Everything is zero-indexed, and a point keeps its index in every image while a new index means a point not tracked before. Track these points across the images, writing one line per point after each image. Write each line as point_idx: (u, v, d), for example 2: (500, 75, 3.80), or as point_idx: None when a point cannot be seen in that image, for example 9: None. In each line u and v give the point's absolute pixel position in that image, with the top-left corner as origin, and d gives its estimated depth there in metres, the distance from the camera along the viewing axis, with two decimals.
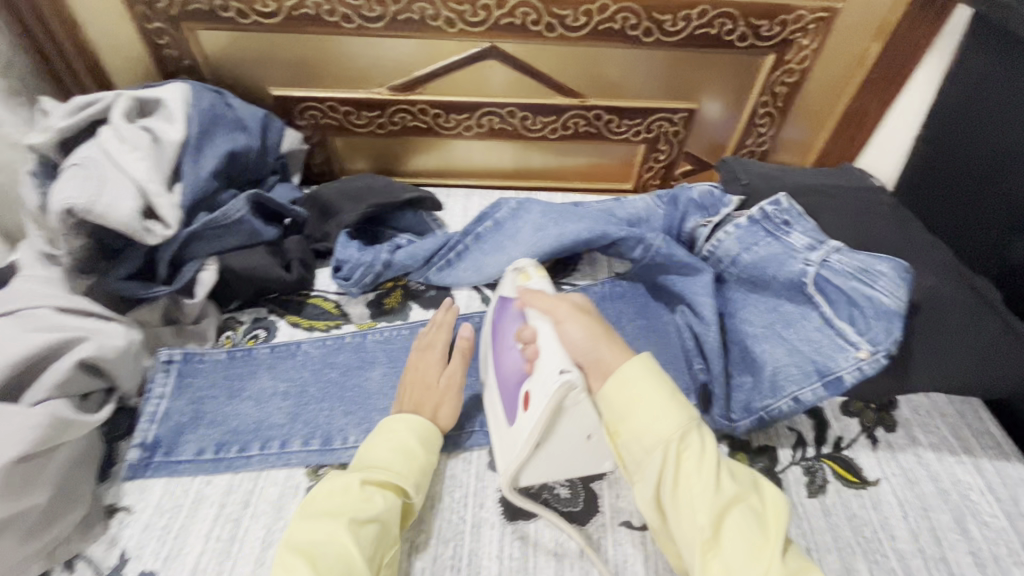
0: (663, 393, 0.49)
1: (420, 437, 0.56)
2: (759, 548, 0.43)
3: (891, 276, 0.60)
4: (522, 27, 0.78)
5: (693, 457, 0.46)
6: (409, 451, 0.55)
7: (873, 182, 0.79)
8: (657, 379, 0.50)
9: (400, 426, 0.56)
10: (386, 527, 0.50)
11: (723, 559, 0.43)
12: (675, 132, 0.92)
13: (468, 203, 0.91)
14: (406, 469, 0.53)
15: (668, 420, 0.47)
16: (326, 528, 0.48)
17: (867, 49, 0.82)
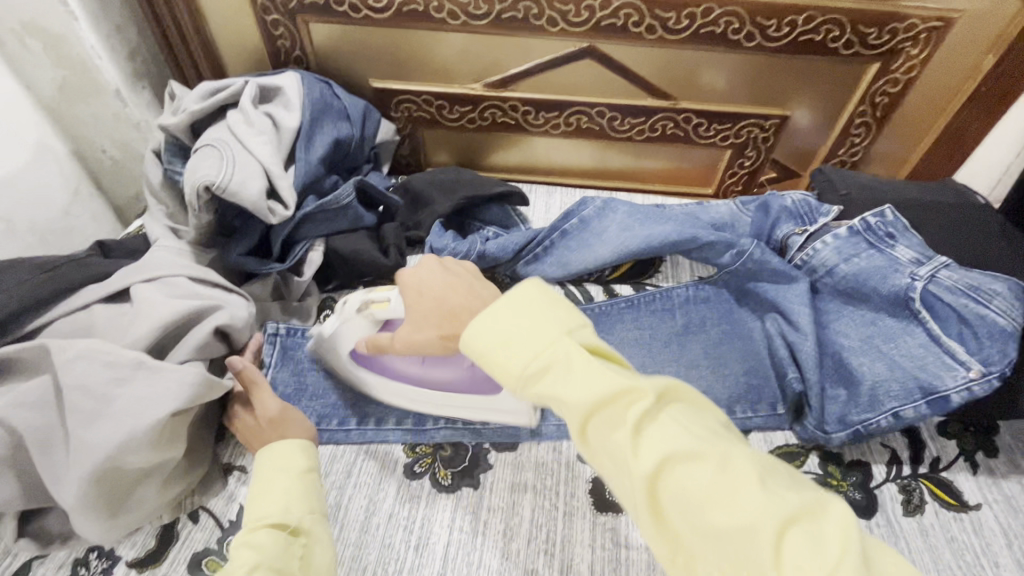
0: (513, 322, 0.43)
1: (275, 462, 0.52)
2: (626, 449, 0.38)
3: (1007, 294, 0.58)
4: (623, 28, 0.79)
5: (547, 374, 0.41)
6: (274, 480, 0.50)
7: (976, 198, 0.77)
8: (495, 313, 0.44)
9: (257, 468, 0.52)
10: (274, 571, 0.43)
11: (609, 463, 0.40)
12: (764, 138, 0.92)
13: (550, 200, 0.93)
14: (277, 500, 0.49)
15: (522, 354, 0.42)
16: None
17: (980, 61, 0.79)
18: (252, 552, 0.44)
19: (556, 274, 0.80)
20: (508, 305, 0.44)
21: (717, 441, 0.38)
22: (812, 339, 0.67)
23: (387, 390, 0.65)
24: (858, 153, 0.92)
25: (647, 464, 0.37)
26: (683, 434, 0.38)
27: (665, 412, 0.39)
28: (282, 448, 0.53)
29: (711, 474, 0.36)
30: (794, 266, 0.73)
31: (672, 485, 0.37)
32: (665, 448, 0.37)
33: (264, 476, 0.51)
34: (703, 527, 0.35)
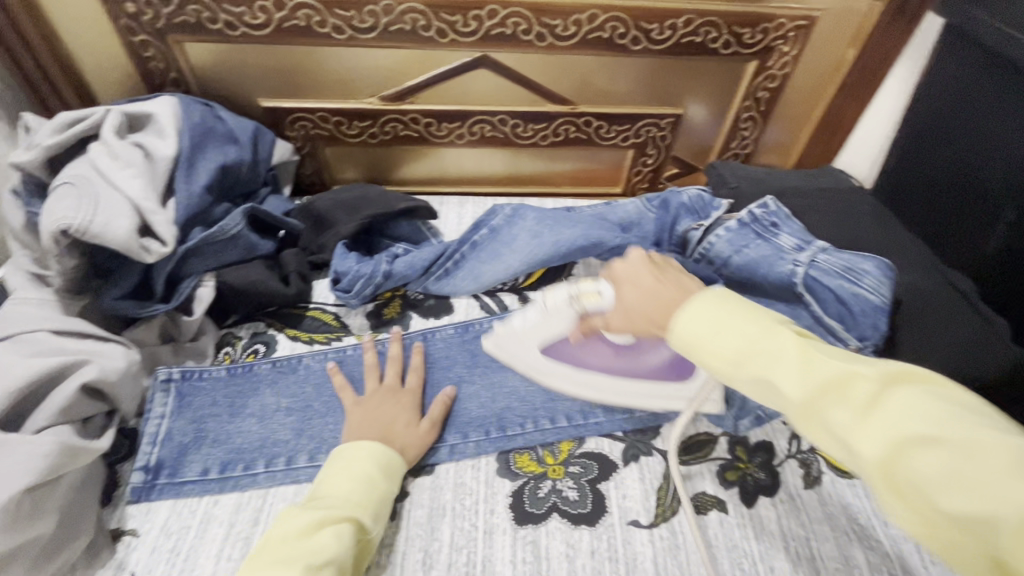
0: (712, 317, 0.44)
1: (380, 465, 0.56)
2: (849, 430, 0.37)
3: (875, 273, 0.63)
4: (513, 36, 0.79)
5: (751, 360, 0.42)
6: (374, 481, 0.54)
7: (849, 182, 0.83)
8: (695, 308, 0.45)
9: (355, 458, 0.55)
10: (341, 566, 0.47)
11: (827, 440, 0.39)
12: (662, 137, 0.95)
13: (462, 211, 0.92)
14: (365, 498, 0.52)
15: (727, 342, 0.43)
16: None
17: (844, 55, 0.85)
18: (336, 537, 0.47)
19: (469, 288, 0.79)
20: (705, 302, 0.45)
21: (966, 420, 0.34)
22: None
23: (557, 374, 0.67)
24: (749, 145, 0.97)
25: (882, 447, 0.35)
26: (918, 419, 0.35)
27: (905, 394, 0.36)
28: (390, 458, 0.57)
29: (961, 455, 0.33)
30: (693, 260, 0.76)
31: (915, 469, 0.34)
32: (902, 432, 0.35)
33: (334, 473, 0.54)
34: (955, 514, 0.32)
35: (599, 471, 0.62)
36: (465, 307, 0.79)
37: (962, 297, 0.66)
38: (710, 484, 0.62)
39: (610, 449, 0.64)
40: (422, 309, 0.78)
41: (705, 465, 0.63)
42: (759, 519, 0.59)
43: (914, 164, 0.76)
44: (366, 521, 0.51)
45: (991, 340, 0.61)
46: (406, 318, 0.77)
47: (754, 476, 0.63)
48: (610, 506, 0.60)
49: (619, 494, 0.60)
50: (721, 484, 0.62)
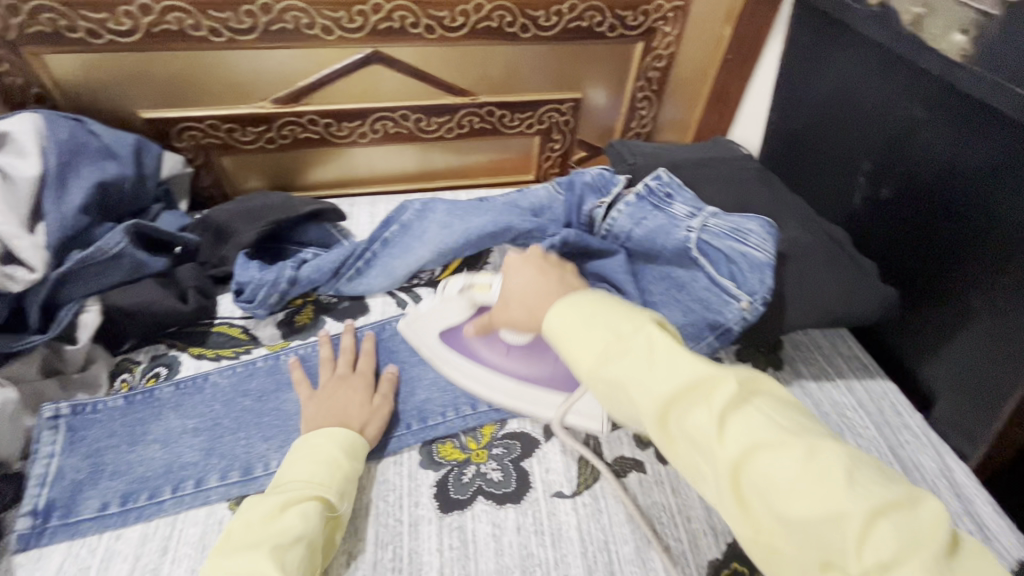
0: (582, 320, 0.47)
1: (343, 446, 0.56)
2: (704, 439, 0.39)
3: (759, 232, 0.68)
4: (402, 30, 0.79)
5: (614, 362, 0.43)
6: (337, 462, 0.55)
7: (738, 151, 0.89)
8: (570, 313, 0.48)
9: (317, 442, 0.56)
10: (309, 544, 0.48)
11: (681, 450, 0.40)
12: (565, 122, 0.97)
13: (373, 210, 0.91)
14: (330, 478, 0.53)
15: (596, 349, 0.45)
16: (248, 559, 0.46)
17: (721, 33, 0.90)
18: (301, 516, 0.49)
19: (383, 284, 0.78)
20: (577, 306, 0.48)
21: (796, 434, 0.38)
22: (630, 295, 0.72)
23: (459, 372, 0.68)
24: (649, 124, 1.01)
25: (732, 448, 0.38)
26: (761, 426, 0.38)
27: (752, 403, 0.40)
28: (352, 438, 0.58)
29: (795, 460, 0.36)
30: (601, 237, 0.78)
31: (756, 472, 0.37)
32: (750, 438, 0.38)
33: (300, 455, 0.55)
34: (787, 515, 0.35)
35: (521, 450, 0.63)
36: (381, 305, 0.78)
37: (837, 246, 0.71)
38: (628, 448, 0.64)
39: (531, 427, 0.66)
40: (336, 313, 0.77)
41: (622, 430, 0.66)
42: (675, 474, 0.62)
43: (788, 128, 0.81)
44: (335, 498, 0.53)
45: (863, 283, 0.67)
46: (319, 322, 0.75)
47: None
48: (534, 482, 0.61)
49: (542, 468, 0.62)
50: (638, 446, 0.64)
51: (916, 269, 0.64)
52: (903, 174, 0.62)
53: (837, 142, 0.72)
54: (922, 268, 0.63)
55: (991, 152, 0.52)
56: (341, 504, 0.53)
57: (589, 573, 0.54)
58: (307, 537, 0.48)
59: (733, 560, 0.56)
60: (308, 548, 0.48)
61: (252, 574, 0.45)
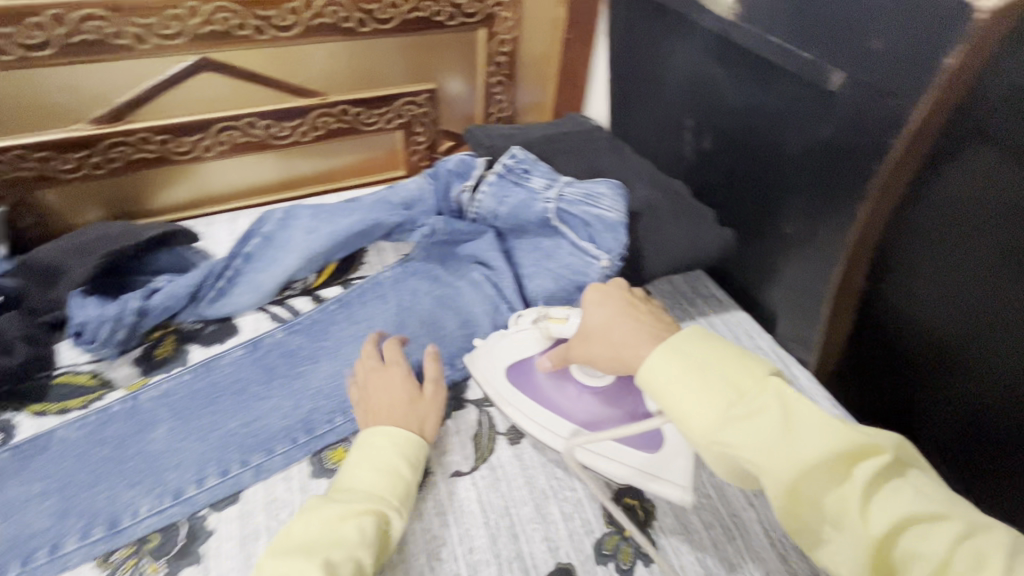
0: (690, 372, 0.44)
1: (404, 455, 0.54)
2: (843, 513, 0.36)
3: (610, 195, 0.72)
4: (227, 33, 0.75)
5: (733, 426, 0.40)
6: (397, 472, 0.52)
7: (589, 124, 0.94)
8: (677, 364, 0.45)
9: (382, 443, 0.54)
10: (360, 561, 0.45)
11: (807, 521, 0.38)
12: (424, 113, 0.97)
13: (234, 226, 0.86)
14: (389, 489, 0.51)
15: (711, 408, 0.42)
16: (299, 565, 0.42)
17: (557, 15, 0.95)
18: (357, 527, 0.46)
19: (252, 300, 0.75)
20: (683, 355, 0.45)
21: (942, 508, 0.36)
22: (506, 271, 0.76)
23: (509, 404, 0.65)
24: (506, 107, 1.04)
25: (880, 527, 0.35)
26: (908, 499, 0.36)
27: (895, 474, 0.37)
28: (414, 445, 0.55)
29: (952, 539, 0.34)
30: (472, 221, 0.80)
31: (904, 549, 0.35)
32: (896, 513, 0.35)
33: (364, 457, 0.53)
34: None
35: None
36: (254, 323, 0.75)
37: (681, 198, 0.78)
38: None
39: None
40: (202, 339, 0.72)
41: None
42: None
43: (625, 98, 0.88)
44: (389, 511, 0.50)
45: (705, 227, 0.74)
46: (184, 352, 0.70)
47: None
48: (432, 466, 0.61)
49: (438, 453, 0.62)
50: None
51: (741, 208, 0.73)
52: (716, 126, 0.69)
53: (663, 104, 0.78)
54: (745, 205, 0.72)
55: (766, 98, 0.59)
56: (394, 517, 0.49)
57: (493, 540, 0.56)
58: (356, 554, 0.44)
59: (625, 496, 0.61)
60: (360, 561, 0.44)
61: None
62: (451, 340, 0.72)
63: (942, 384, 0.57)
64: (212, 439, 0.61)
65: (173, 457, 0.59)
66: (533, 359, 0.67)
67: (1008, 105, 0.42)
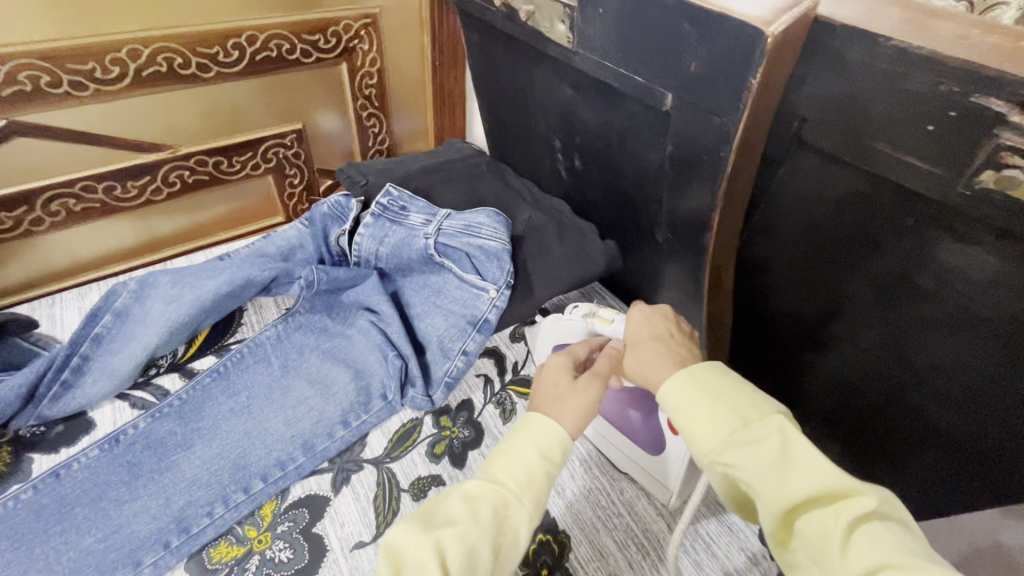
0: (704, 397, 0.43)
1: (542, 451, 0.46)
2: (826, 551, 0.35)
3: (489, 223, 0.71)
4: (37, 93, 0.67)
5: (738, 452, 0.40)
6: (523, 459, 0.45)
7: (468, 149, 0.93)
8: (694, 387, 0.44)
9: (528, 426, 0.47)
10: (473, 549, 0.39)
11: (796, 549, 0.38)
12: (294, 154, 0.92)
13: (82, 303, 0.76)
14: (520, 482, 0.44)
15: (713, 429, 0.41)
16: (417, 535, 0.40)
17: (421, 43, 0.93)
18: (473, 511, 0.41)
19: (105, 389, 0.65)
20: (705, 379, 0.44)
21: (932, 562, 0.33)
22: (394, 315, 0.71)
23: None
24: (385, 139, 1.01)
25: (859, 565, 0.34)
26: (895, 543, 0.34)
27: (884, 519, 0.35)
28: (555, 437, 0.46)
29: None
30: (355, 266, 0.76)
31: None
32: (879, 560, 0.33)
33: (515, 440, 0.47)
34: None
35: (310, 516, 0.59)
36: (111, 414, 0.66)
37: (560, 217, 0.79)
38: (423, 467, 0.63)
39: (319, 486, 0.61)
40: (48, 444, 0.62)
41: (416, 449, 0.65)
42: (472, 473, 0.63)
43: (497, 122, 0.88)
44: (515, 499, 0.43)
45: (588, 243, 0.75)
46: (24, 464, 0.61)
47: (459, 437, 0.66)
48: (331, 543, 0.57)
49: (336, 526, 0.58)
50: (432, 460, 0.64)
51: (619, 221, 0.75)
52: (581, 145, 0.70)
53: (532, 127, 0.79)
54: (624, 219, 0.73)
55: (617, 118, 0.60)
56: (519, 508, 0.43)
57: None
58: (469, 543, 0.39)
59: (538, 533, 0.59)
60: (469, 550, 0.39)
61: (410, 548, 0.39)
62: (344, 398, 0.67)
63: (818, 369, 0.61)
64: (63, 564, 0.53)
65: None
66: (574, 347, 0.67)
67: (820, 120, 0.46)
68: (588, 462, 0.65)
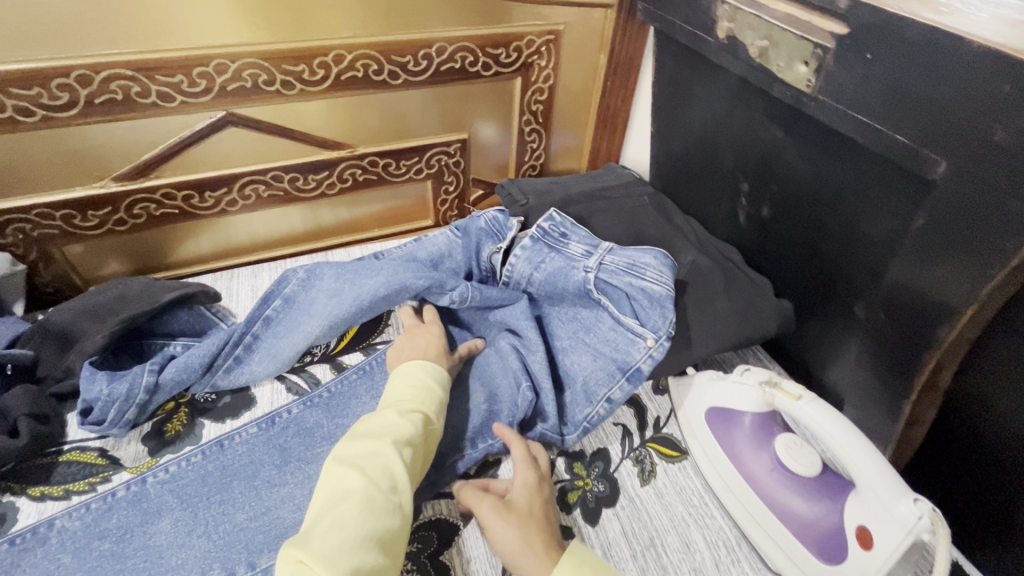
0: None
1: (437, 378, 0.62)
2: None
3: (656, 265, 0.66)
4: (255, 89, 0.72)
5: None
6: (431, 387, 0.60)
7: (629, 176, 0.89)
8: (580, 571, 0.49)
9: (423, 366, 0.63)
10: (415, 447, 0.54)
11: None
12: (455, 163, 0.93)
13: (255, 283, 0.83)
14: (429, 398, 0.59)
15: None
16: (371, 447, 0.51)
17: (597, 61, 0.90)
18: (412, 422, 0.55)
19: (268, 369, 0.70)
20: (583, 562, 0.50)
21: None
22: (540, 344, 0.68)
23: (695, 435, 0.65)
24: (542, 155, 1.00)
25: None
26: None
27: None
28: (443, 372, 0.64)
29: None
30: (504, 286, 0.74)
31: None
32: None
33: (411, 378, 0.61)
34: None
35: (438, 541, 0.57)
36: (269, 395, 0.70)
37: (732, 266, 0.72)
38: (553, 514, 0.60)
39: (448, 511, 0.60)
40: (216, 412, 0.67)
41: None
42: (604, 534, 0.58)
43: (670, 152, 0.82)
44: (432, 413, 0.58)
45: (761, 301, 0.68)
46: (196, 428, 0.66)
47: (593, 491, 0.62)
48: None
49: (463, 559, 0.56)
50: (563, 510, 0.60)
51: (804, 282, 0.66)
52: (776, 192, 0.63)
53: (715, 164, 0.72)
54: (813, 282, 0.64)
55: (844, 173, 0.53)
56: (437, 420, 0.58)
57: None
58: (409, 440, 0.53)
59: None
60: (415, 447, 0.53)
61: (375, 455, 0.51)
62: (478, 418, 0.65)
63: None
64: (220, 535, 0.56)
65: (175, 555, 0.54)
66: (742, 413, 0.62)
67: None
68: (736, 552, 0.57)
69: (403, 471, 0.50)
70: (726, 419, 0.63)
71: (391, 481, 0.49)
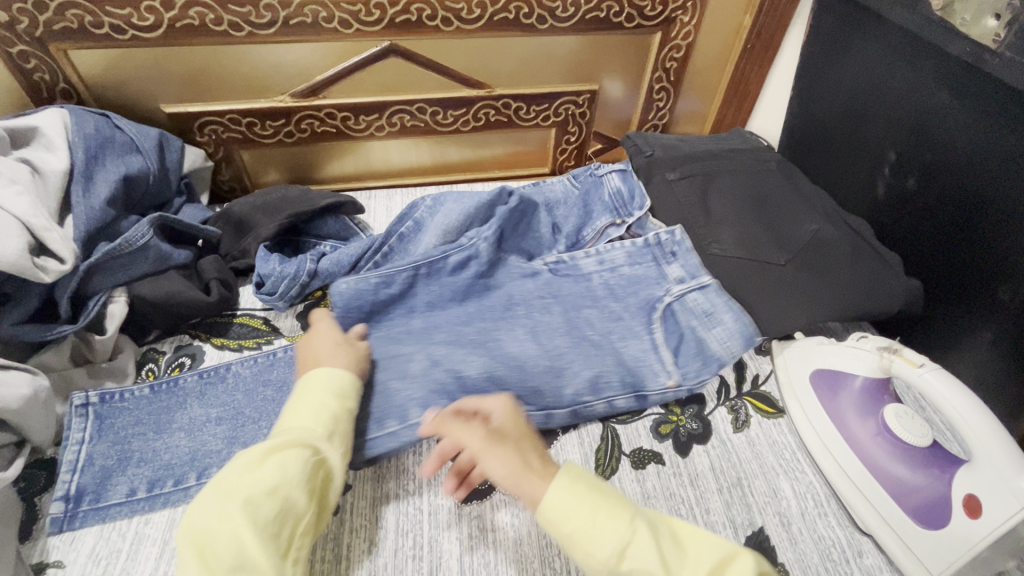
0: (581, 504, 0.44)
1: (338, 397, 0.54)
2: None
3: (729, 326, 0.66)
4: (418, 22, 0.79)
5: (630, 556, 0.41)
6: (324, 411, 0.52)
7: (759, 142, 0.88)
8: (571, 489, 0.45)
9: (311, 386, 0.54)
10: (284, 504, 0.46)
11: None
12: (581, 114, 0.96)
13: (390, 203, 0.92)
14: (321, 428, 0.51)
15: (605, 538, 0.42)
16: (221, 511, 0.44)
17: (741, 21, 0.88)
18: (284, 467, 0.47)
19: None
20: (577, 480, 0.46)
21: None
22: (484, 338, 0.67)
23: (794, 394, 0.66)
24: (666, 115, 1.01)
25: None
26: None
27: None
28: (344, 381, 0.56)
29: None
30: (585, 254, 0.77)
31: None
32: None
33: (304, 396, 0.53)
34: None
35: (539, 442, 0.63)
36: None
37: (861, 238, 0.70)
38: (646, 440, 0.64)
39: None
40: None
41: (642, 421, 0.66)
42: (694, 466, 0.62)
43: (810, 117, 0.80)
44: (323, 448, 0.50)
45: (888, 274, 0.65)
46: None
47: (686, 427, 0.65)
48: None
49: (560, 460, 0.62)
50: (656, 438, 0.64)
51: (944, 257, 0.63)
52: (929, 162, 0.62)
53: (864, 129, 0.70)
54: (953, 263, 0.62)
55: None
56: (328, 454, 0.50)
57: None
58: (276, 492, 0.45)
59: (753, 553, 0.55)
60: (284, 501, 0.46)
61: (220, 526, 0.43)
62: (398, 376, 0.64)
63: None
64: None
65: None
66: (853, 376, 0.62)
67: None
68: (824, 507, 0.59)
69: (254, 543, 0.42)
70: (833, 381, 0.63)
71: (235, 560, 0.42)
